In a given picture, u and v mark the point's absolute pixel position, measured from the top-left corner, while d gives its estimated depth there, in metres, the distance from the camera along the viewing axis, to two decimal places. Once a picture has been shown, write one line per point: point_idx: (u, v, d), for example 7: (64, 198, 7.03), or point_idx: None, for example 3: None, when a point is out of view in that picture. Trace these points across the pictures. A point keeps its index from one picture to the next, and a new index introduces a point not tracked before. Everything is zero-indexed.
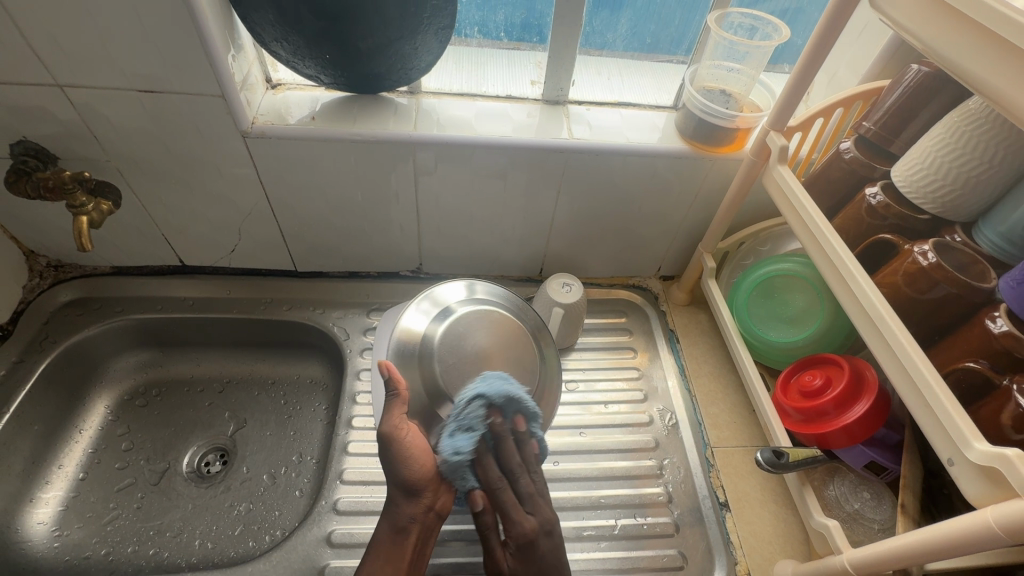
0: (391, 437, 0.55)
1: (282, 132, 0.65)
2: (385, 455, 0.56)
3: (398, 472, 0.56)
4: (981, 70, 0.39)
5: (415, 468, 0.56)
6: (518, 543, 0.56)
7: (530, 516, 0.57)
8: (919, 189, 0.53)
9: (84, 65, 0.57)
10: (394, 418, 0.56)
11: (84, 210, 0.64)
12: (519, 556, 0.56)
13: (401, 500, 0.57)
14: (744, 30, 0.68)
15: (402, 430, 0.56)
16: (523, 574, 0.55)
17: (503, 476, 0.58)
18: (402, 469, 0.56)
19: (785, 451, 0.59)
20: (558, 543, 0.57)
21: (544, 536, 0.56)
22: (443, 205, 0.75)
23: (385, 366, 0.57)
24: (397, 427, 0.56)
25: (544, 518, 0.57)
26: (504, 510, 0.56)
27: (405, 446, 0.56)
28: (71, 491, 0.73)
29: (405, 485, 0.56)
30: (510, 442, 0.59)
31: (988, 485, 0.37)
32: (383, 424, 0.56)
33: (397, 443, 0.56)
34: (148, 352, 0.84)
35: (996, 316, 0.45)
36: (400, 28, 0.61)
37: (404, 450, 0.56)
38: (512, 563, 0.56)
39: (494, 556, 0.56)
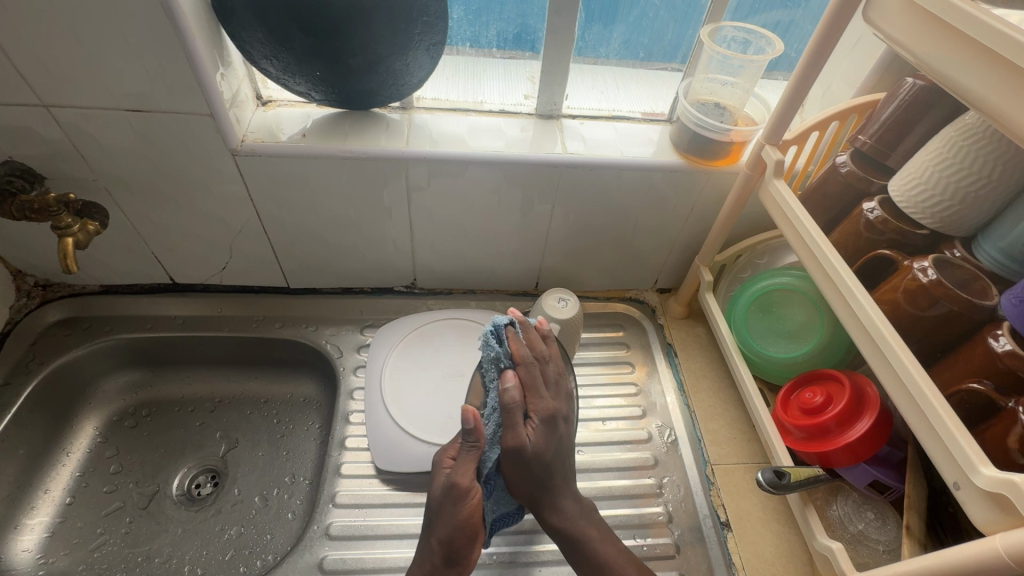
0: (462, 490, 0.52)
1: (272, 150, 0.64)
2: (447, 506, 0.53)
3: (449, 530, 0.52)
4: (978, 86, 0.38)
5: (468, 527, 0.52)
6: (543, 417, 0.57)
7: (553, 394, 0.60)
8: (916, 204, 0.52)
9: (70, 85, 0.56)
10: (466, 470, 0.53)
11: (69, 231, 0.62)
12: (543, 429, 0.57)
13: (441, 561, 0.53)
14: (737, 43, 0.68)
15: (474, 487, 0.53)
16: (547, 446, 0.56)
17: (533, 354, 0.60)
18: (455, 527, 0.52)
19: (787, 471, 0.58)
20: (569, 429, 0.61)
21: (562, 419, 0.59)
22: (437, 220, 0.75)
23: (470, 414, 0.52)
24: (469, 479, 0.52)
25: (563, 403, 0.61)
26: (532, 386, 0.58)
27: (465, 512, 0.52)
28: (57, 517, 0.71)
29: (450, 543, 0.53)
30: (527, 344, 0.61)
31: (997, 512, 0.36)
32: (456, 474, 0.52)
33: (465, 500, 0.52)
34: (138, 371, 0.83)
35: (998, 335, 0.45)
36: (392, 44, 0.61)
37: (469, 506, 0.52)
38: (536, 438, 0.56)
39: (522, 437, 0.55)
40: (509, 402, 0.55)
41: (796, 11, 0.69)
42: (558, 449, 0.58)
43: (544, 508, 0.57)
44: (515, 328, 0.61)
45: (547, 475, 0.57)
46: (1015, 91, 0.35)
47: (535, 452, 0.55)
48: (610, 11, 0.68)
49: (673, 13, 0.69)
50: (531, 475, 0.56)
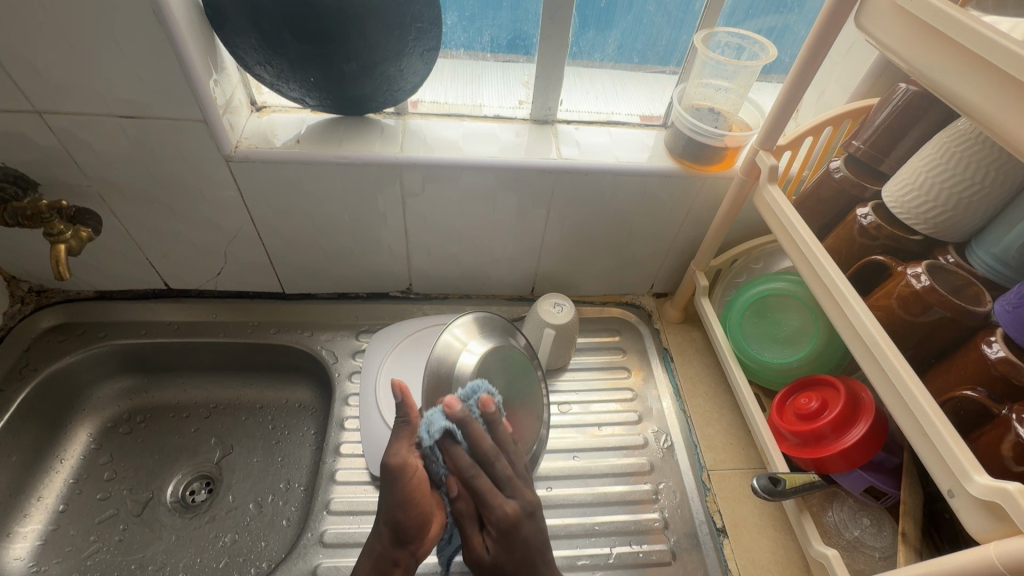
0: (399, 468, 0.51)
1: (266, 156, 0.64)
2: (386, 484, 0.52)
3: (392, 505, 0.51)
4: (969, 93, 0.38)
5: (410, 502, 0.51)
6: (500, 527, 0.50)
7: (512, 498, 0.51)
8: (909, 209, 0.52)
9: (63, 92, 0.56)
10: (402, 448, 0.52)
11: (61, 238, 0.63)
12: (502, 540, 0.50)
13: (388, 539, 0.52)
14: (731, 49, 0.68)
15: (411, 464, 0.52)
16: (509, 557, 0.49)
17: (491, 449, 0.53)
18: (398, 504, 0.51)
19: (781, 478, 0.58)
20: (542, 526, 0.52)
21: (527, 518, 0.51)
22: (432, 225, 0.74)
23: (398, 388, 0.51)
24: (403, 456, 0.51)
25: (525, 500, 0.52)
26: (485, 493, 0.51)
27: (406, 483, 0.51)
28: (50, 524, 0.70)
29: (397, 524, 0.51)
30: (478, 426, 0.53)
31: (992, 521, 0.36)
32: (392, 453, 0.52)
33: (404, 476, 0.51)
34: (132, 377, 0.82)
35: (992, 341, 0.45)
36: (386, 49, 0.61)
37: (407, 480, 0.51)
38: (495, 551, 0.50)
39: (475, 545, 0.50)
40: (461, 514, 0.52)
41: (791, 16, 0.69)
42: (529, 555, 0.50)
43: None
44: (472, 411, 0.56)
45: None
46: (1005, 97, 0.35)
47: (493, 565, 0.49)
48: (605, 15, 0.68)
49: (668, 18, 0.70)
50: None
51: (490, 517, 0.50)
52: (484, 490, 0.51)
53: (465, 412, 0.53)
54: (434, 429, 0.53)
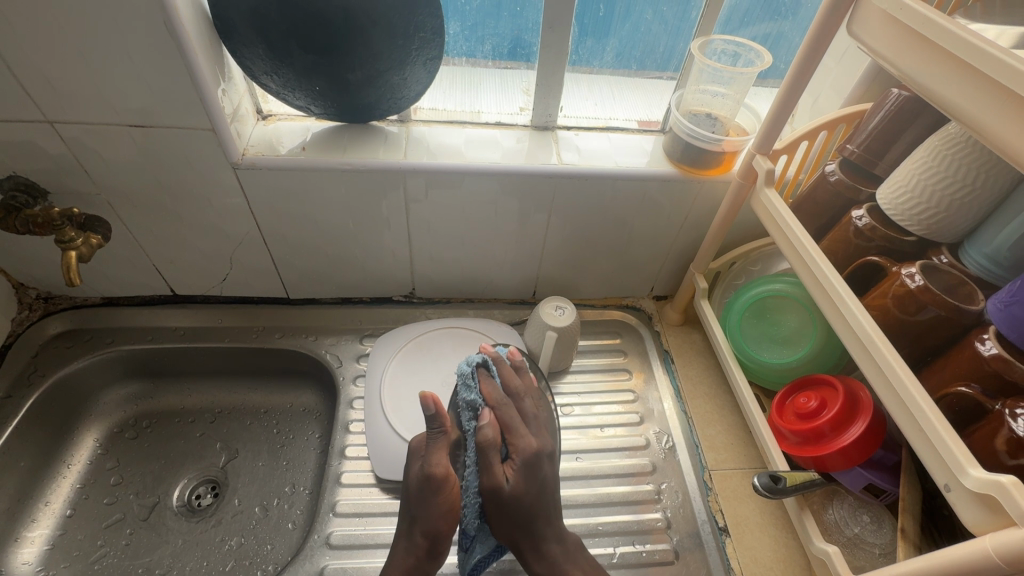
0: (439, 479, 0.53)
1: (272, 163, 0.65)
2: (424, 498, 0.54)
3: (428, 517, 0.54)
4: (957, 96, 0.39)
5: (452, 514, 0.54)
6: (524, 457, 0.57)
7: (533, 435, 0.59)
8: (903, 211, 0.54)
9: (74, 102, 0.57)
10: (438, 458, 0.54)
11: (73, 245, 0.63)
12: (522, 470, 0.57)
13: (423, 551, 0.54)
14: (727, 56, 0.70)
15: (449, 476, 0.54)
16: (527, 489, 0.56)
17: (521, 386, 0.62)
18: (438, 515, 0.54)
19: (782, 476, 0.59)
20: (555, 470, 0.60)
21: (546, 458, 0.59)
22: (435, 230, 0.75)
23: (431, 400, 0.54)
24: (443, 468, 0.54)
25: (545, 442, 0.60)
26: (510, 426, 0.58)
27: (445, 496, 0.54)
28: (57, 529, 0.71)
29: (434, 534, 0.54)
30: (508, 366, 0.64)
31: (987, 513, 0.37)
32: (432, 464, 0.54)
33: (441, 488, 0.53)
34: (139, 383, 0.83)
35: (985, 338, 0.46)
36: (390, 58, 0.62)
37: (447, 494, 0.54)
38: (514, 479, 0.56)
39: (499, 479, 0.55)
40: (485, 443, 0.55)
41: (785, 23, 0.71)
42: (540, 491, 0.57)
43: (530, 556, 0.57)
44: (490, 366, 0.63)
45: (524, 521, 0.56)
46: (991, 100, 0.37)
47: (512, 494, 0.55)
48: (603, 24, 0.70)
49: (665, 26, 0.71)
50: (511, 520, 0.56)
51: (513, 447, 0.57)
52: (511, 428, 0.58)
53: (498, 355, 0.65)
54: (472, 360, 0.62)
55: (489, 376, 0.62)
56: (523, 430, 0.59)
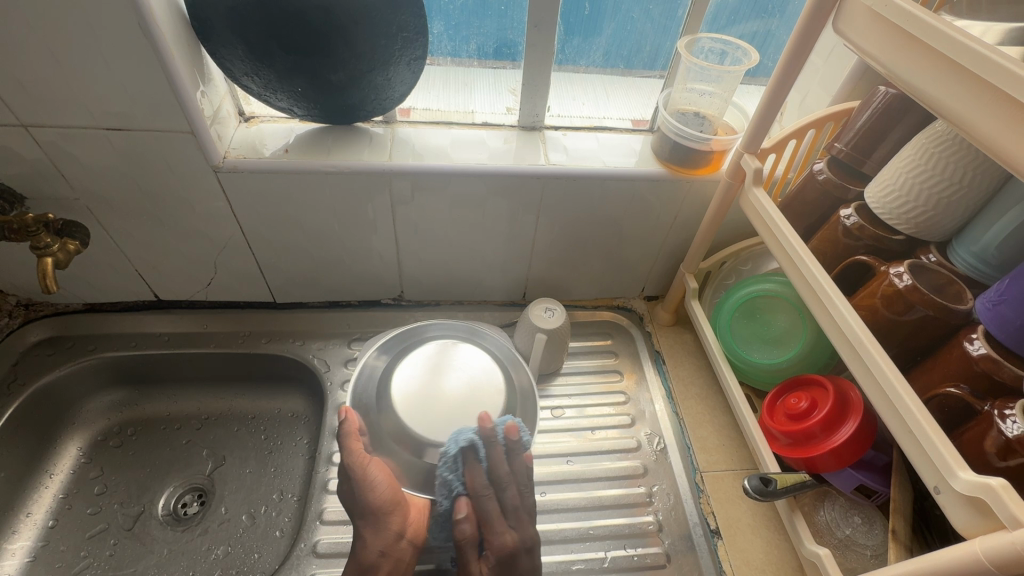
0: (354, 469, 0.58)
1: (255, 166, 0.64)
2: (348, 482, 0.59)
3: (362, 494, 0.59)
4: (943, 93, 0.39)
5: (370, 487, 0.58)
6: (498, 559, 0.56)
7: (512, 530, 0.57)
8: (891, 210, 0.53)
9: (50, 105, 0.56)
10: (349, 450, 0.59)
11: (48, 251, 0.62)
12: (495, 567, 0.56)
13: (369, 528, 0.58)
14: (714, 54, 0.70)
15: (359, 461, 0.59)
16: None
17: (507, 476, 0.58)
18: (361, 492, 0.58)
19: (772, 478, 0.59)
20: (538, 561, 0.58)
21: (524, 552, 0.57)
22: (422, 231, 0.74)
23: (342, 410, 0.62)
24: (353, 459, 0.58)
25: (526, 535, 0.58)
26: (487, 521, 0.57)
27: (359, 477, 0.58)
28: (39, 541, 0.70)
29: (375, 512, 0.58)
30: (501, 448, 0.59)
31: (977, 516, 0.36)
32: (344, 456, 0.59)
33: (356, 474, 0.58)
34: (123, 390, 0.82)
35: (974, 338, 0.45)
36: (372, 59, 0.61)
37: (360, 477, 0.58)
38: (485, 574, 0.56)
39: (471, 574, 0.56)
40: (461, 539, 0.56)
41: (773, 20, 0.70)
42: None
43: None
44: (478, 447, 0.58)
45: None
46: (978, 99, 0.36)
47: (494, 573, 0.56)
48: (590, 23, 0.69)
49: (652, 24, 0.71)
50: None
51: (490, 544, 0.56)
52: (486, 518, 0.57)
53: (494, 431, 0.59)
54: (461, 439, 0.58)
55: (476, 463, 0.58)
56: (499, 523, 0.57)
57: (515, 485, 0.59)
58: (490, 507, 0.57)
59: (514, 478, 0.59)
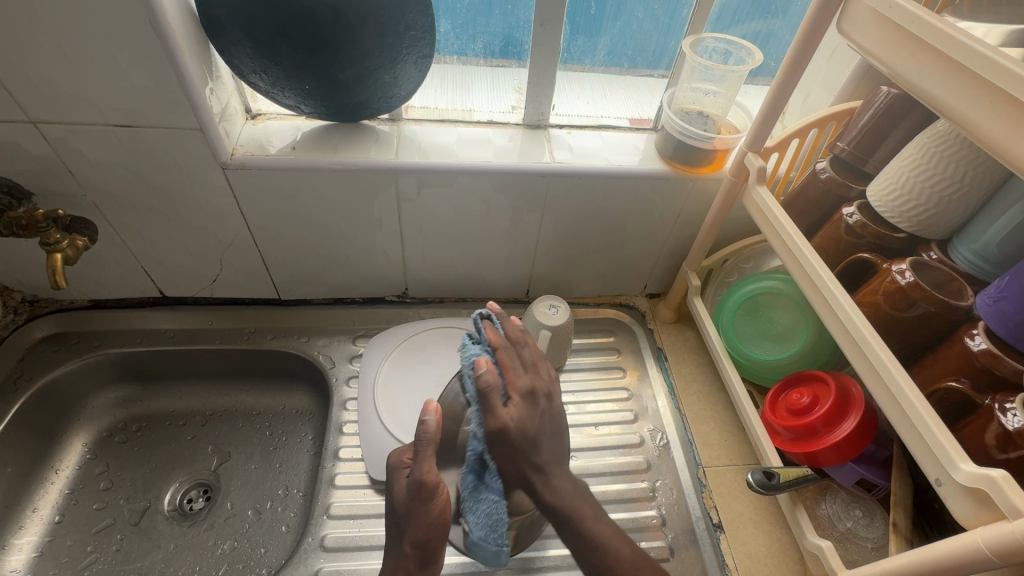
0: (430, 488, 0.49)
1: (262, 163, 0.64)
2: (414, 509, 0.50)
3: (420, 527, 0.50)
4: (945, 93, 0.40)
5: (442, 521, 0.50)
6: (524, 394, 0.53)
7: (529, 375, 0.55)
8: (893, 208, 0.54)
9: (59, 101, 0.56)
10: (430, 467, 0.50)
11: (58, 247, 0.62)
12: (523, 407, 0.52)
13: (414, 566, 0.50)
14: (718, 54, 0.70)
15: (440, 484, 0.50)
16: (530, 421, 0.52)
17: (519, 336, 0.58)
18: (427, 527, 0.50)
19: (775, 472, 0.60)
20: (557, 408, 0.55)
21: (544, 395, 0.54)
22: (428, 228, 0.75)
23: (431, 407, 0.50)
24: (436, 476, 0.49)
25: (544, 379, 0.56)
26: (509, 366, 0.54)
27: (435, 508, 0.50)
28: (46, 536, 0.70)
29: (425, 543, 0.50)
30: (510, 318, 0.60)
31: (977, 507, 0.37)
32: (422, 471, 0.49)
33: (433, 497, 0.49)
34: (128, 386, 0.82)
35: (974, 334, 0.46)
36: (380, 56, 0.62)
37: (435, 505, 0.50)
38: (518, 416, 0.51)
39: (502, 417, 0.50)
40: (484, 386, 0.50)
41: (775, 21, 0.71)
42: (545, 424, 0.53)
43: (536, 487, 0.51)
44: (492, 321, 0.59)
45: (530, 455, 0.51)
46: (980, 99, 0.37)
47: (517, 429, 0.51)
48: (594, 22, 0.70)
49: (656, 24, 0.71)
50: (517, 459, 0.51)
51: (513, 389, 0.53)
52: (507, 370, 0.54)
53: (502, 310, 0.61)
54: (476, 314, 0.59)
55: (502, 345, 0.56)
56: (517, 369, 0.55)
57: (526, 346, 0.57)
58: (511, 358, 0.55)
59: (527, 340, 0.58)
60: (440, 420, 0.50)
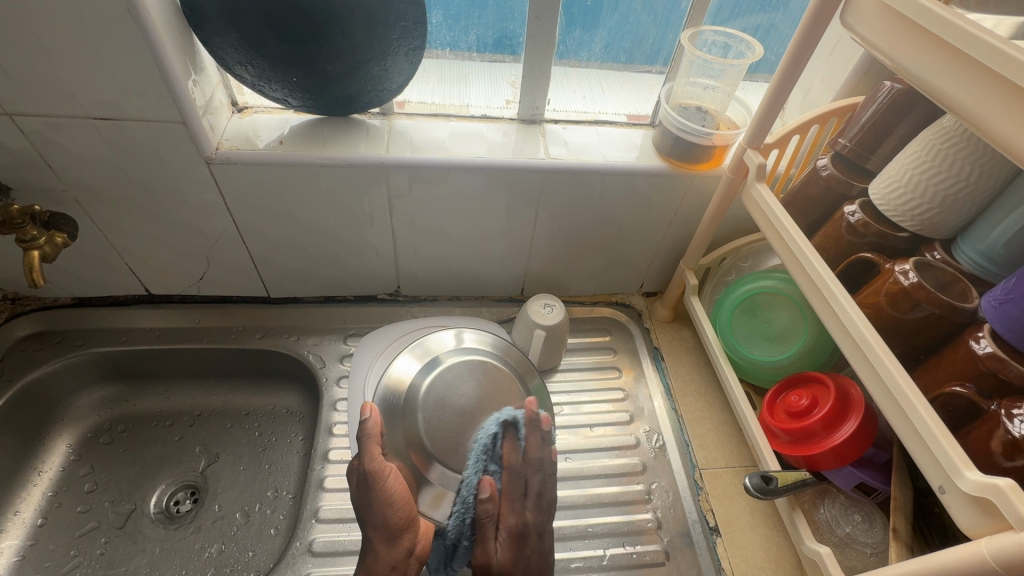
0: (375, 471, 0.53)
1: (248, 158, 0.62)
2: (362, 495, 0.53)
3: (374, 510, 0.52)
4: (953, 88, 0.38)
5: (397, 499, 0.53)
6: (513, 532, 0.53)
7: (528, 511, 0.55)
8: (896, 207, 0.53)
9: (36, 93, 0.54)
10: (372, 454, 0.53)
11: (35, 244, 0.60)
12: (510, 547, 0.52)
13: (381, 542, 0.51)
14: (717, 47, 0.69)
15: (385, 467, 0.53)
16: (513, 570, 0.51)
17: (536, 460, 0.57)
18: (385, 505, 0.52)
19: (773, 476, 0.59)
20: (547, 547, 0.55)
21: (535, 534, 0.54)
22: (420, 225, 0.73)
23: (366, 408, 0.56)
24: (378, 461, 0.53)
25: (539, 518, 0.55)
26: (506, 502, 0.55)
27: (385, 491, 0.52)
28: (28, 539, 0.68)
29: (387, 526, 0.52)
30: (535, 436, 0.58)
31: (982, 516, 0.36)
32: (364, 459, 0.53)
33: (379, 481, 0.53)
34: (114, 386, 0.80)
35: (980, 337, 0.45)
36: (369, 49, 0.60)
37: (385, 485, 0.53)
38: (503, 557, 0.52)
39: (488, 554, 0.52)
40: (483, 513, 0.53)
41: (776, 14, 0.70)
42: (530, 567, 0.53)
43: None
44: (517, 429, 0.58)
45: None
46: (990, 95, 0.36)
47: (500, 570, 0.51)
48: (591, 14, 0.68)
49: (654, 17, 0.69)
50: None
51: (501, 526, 0.53)
52: (529, 451, 0.57)
53: (536, 415, 0.58)
54: (503, 415, 0.58)
55: (514, 439, 0.58)
56: (515, 503, 0.55)
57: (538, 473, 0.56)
58: (517, 485, 0.55)
59: (536, 467, 0.57)
60: (375, 417, 0.55)
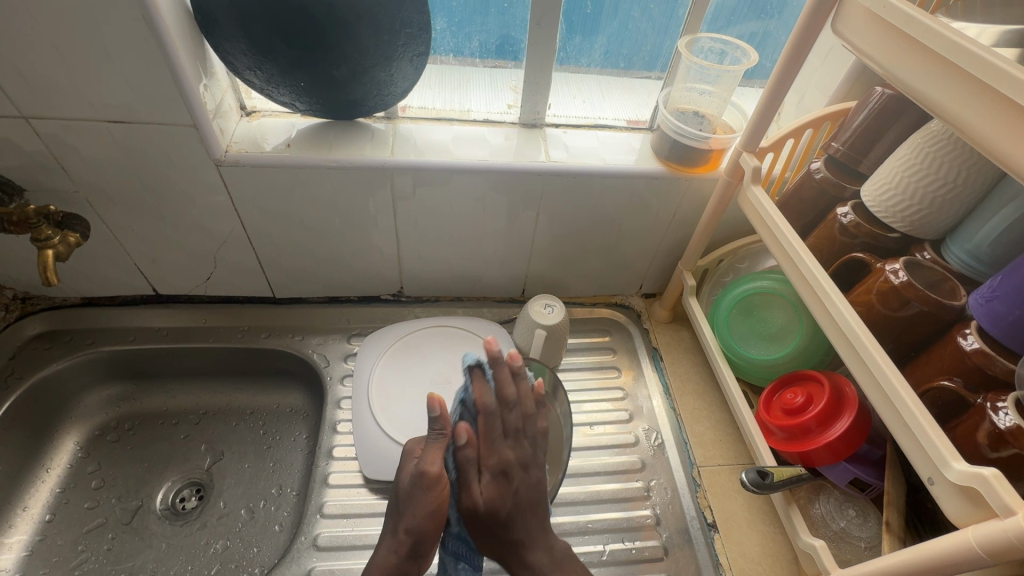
0: (432, 478, 0.53)
1: (257, 160, 0.64)
2: (415, 496, 0.54)
3: (415, 512, 0.53)
4: (938, 93, 0.40)
5: (438, 513, 0.54)
6: (494, 471, 0.56)
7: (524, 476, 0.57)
8: (887, 208, 0.54)
9: (52, 97, 0.56)
10: (435, 458, 0.54)
11: (49, 243, 0.61)
12: (494, 485, 0.55)
13: (404, 553, 0.53)
14: (714, 54, 0.70)
15: (443, 475, 0.54)
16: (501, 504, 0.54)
17: (513, 396, 0.59)
18: (426, 516, 0.53)
19: (769, 471, 0.60)
20: (535, 478, 0.57)
21: (520, 468, 0.57)
22: (423, 226, 0.75)
23: (436, 402, 0.54)
24: (438, 467, 0.54)
25: (524, 451, 0.58)
26: (489, 435, 0.57)
27: (433, 501, 0.53)
28: (36, 535, 0.69)
29: (417, 531, 0.53)
30: (502, 369, 0.60)
31: (969, 505, 0.37)
32: (427, 462, 0.54)
33: (435, 487, 0.53)
34: (121, 385, 0.82)
35: (967, 333, 0.46)
36: (375, 55, 0.62)
37: (438, 495, 0.53)
38: (489, 497, 0.54)
39: (474, 499, 0.54)
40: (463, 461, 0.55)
41: (771, 22, 0.71)
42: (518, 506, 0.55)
43: (514, 566, 0.54)
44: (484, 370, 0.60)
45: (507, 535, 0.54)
46: (974, 99, 0.37)
47: (488, 512, 0.54)
48: (591, 21, 0.70)
49: (652, 24, 0.71)
50: (494, 538, 0.54)
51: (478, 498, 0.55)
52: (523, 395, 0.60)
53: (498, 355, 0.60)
54: (468, 360, 0.60)
55: (483, 383, 0.59)
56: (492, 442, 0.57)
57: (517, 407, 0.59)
58: (507, 397, 0.59)
59: (519, 401, 0.60)
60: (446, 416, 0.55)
